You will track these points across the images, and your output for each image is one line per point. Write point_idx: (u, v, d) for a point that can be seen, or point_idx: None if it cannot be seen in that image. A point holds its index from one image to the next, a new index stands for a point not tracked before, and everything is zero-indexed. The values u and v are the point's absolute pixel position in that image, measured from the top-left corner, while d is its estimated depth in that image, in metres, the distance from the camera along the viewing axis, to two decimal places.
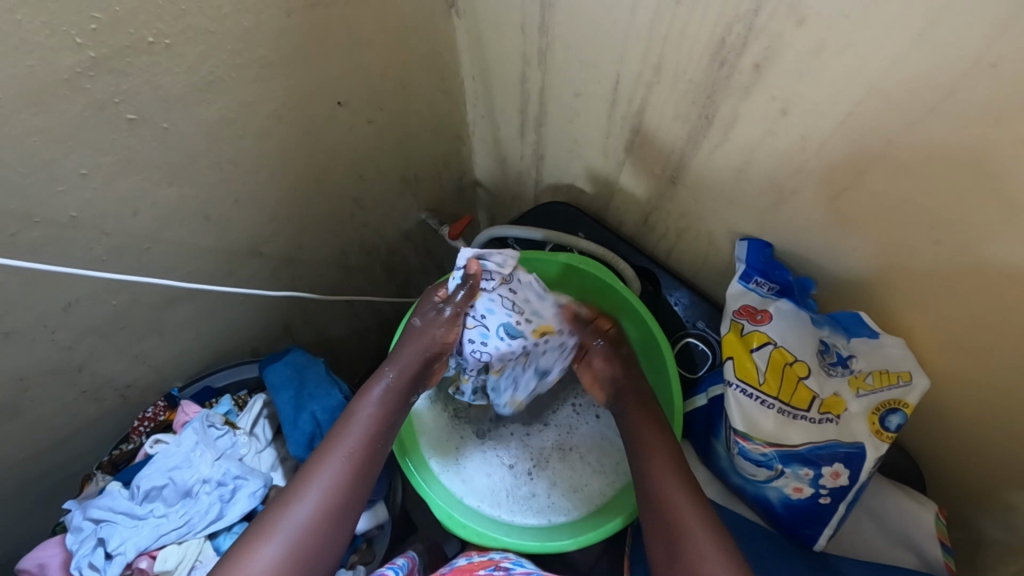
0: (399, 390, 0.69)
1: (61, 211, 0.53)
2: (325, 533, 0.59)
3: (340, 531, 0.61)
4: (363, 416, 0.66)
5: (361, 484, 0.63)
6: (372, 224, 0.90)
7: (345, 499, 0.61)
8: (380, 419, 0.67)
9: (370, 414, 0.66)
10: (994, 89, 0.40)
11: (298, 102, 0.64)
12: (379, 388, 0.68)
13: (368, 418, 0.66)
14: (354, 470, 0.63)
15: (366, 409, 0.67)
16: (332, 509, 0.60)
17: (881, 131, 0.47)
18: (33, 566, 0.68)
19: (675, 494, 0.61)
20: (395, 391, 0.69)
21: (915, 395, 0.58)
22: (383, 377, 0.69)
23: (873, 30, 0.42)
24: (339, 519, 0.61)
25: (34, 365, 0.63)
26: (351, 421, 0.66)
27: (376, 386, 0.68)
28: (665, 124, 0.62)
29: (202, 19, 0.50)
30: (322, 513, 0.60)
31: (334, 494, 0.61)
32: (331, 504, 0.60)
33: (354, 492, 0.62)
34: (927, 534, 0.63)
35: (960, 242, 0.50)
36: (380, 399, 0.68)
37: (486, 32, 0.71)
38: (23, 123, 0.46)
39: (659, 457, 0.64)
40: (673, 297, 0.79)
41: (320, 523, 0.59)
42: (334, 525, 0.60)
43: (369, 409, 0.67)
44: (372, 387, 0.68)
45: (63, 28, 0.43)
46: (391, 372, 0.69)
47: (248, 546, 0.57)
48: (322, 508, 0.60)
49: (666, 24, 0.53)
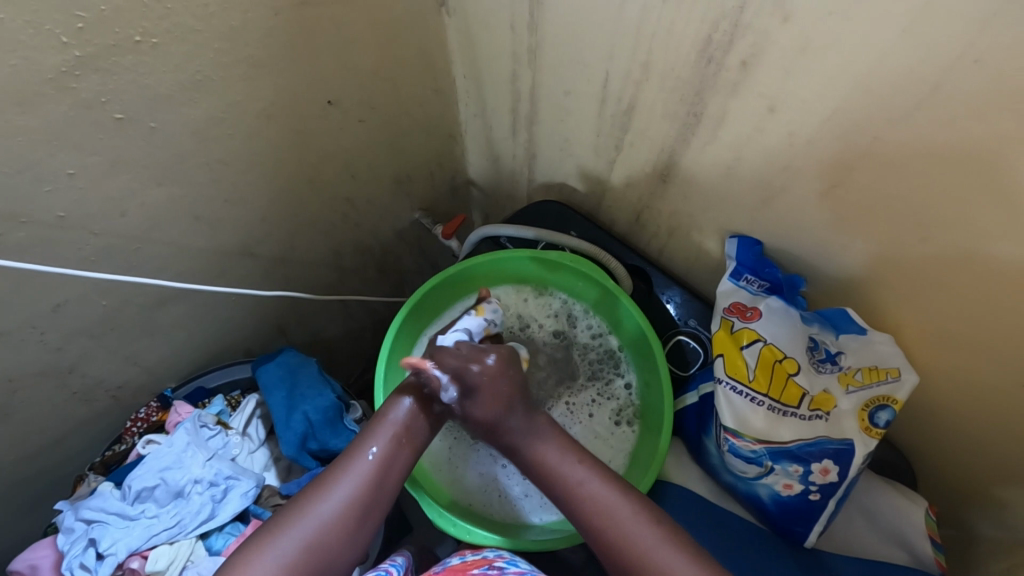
0: (432, 395, 0.68)
1: (49, 212, 0.53)
2: (346, 532, 0.59)
3: (360, 532, 0.60)
4: (394, 420, 0.65)
5: (385, 488, 0.62)
6: (365, 225, 0.90)
7: (369, 500, 0.60)
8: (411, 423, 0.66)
9: (402, 418, 0.65)
10: (977, 84, 0.40)
11: (287, 101, 0.64)
12: (410, 395, 0.67)
13: (399, 421, 0.65)
14: (379, 472, 0.62)
15: (399, 411, 0.65)
16: (356, 508, 0.59)
17: (867, 128, 0.48)
18: (25, 567, 0.68)
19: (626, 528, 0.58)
20: (427, 396, 0.67)
21: (903, 391, 0.59)
22: (413, 386, 0.68)
23: (857, 27, 0.42)
24: (360, 520, 0.60)
25: (24, 366, 0.63)
26: (383, 423, 0.65)
27: (408, 392, 0.67)
28: (654, 123, 0.62)
29: (188, 18, 0.50)
30: (346, 511, 0.59)
31: (361, 493, 0.60)
32: (355, 504, 0.60)
33: (378, 494, 0.61)
34: (917, 530, 0.64)
35: (948, 238, 0.50)
36: (413, 403, 0.67)
37: (477, 31, 0.71)
38: (9, 123, 0.46)
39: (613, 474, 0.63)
40: (664, 295, 0.79)
41: (343, 520, 0.59)
42: (356, 524, 0.59)
43: (400, 415, 0.66)
44: (404, 392, 0.67)
45: (47, 27, 0.43)
46: (427, 378, 0.68)
47: (269, 536, 0.56)
48: (347, 506, 0.59)
49: (654, 22, 0.53)
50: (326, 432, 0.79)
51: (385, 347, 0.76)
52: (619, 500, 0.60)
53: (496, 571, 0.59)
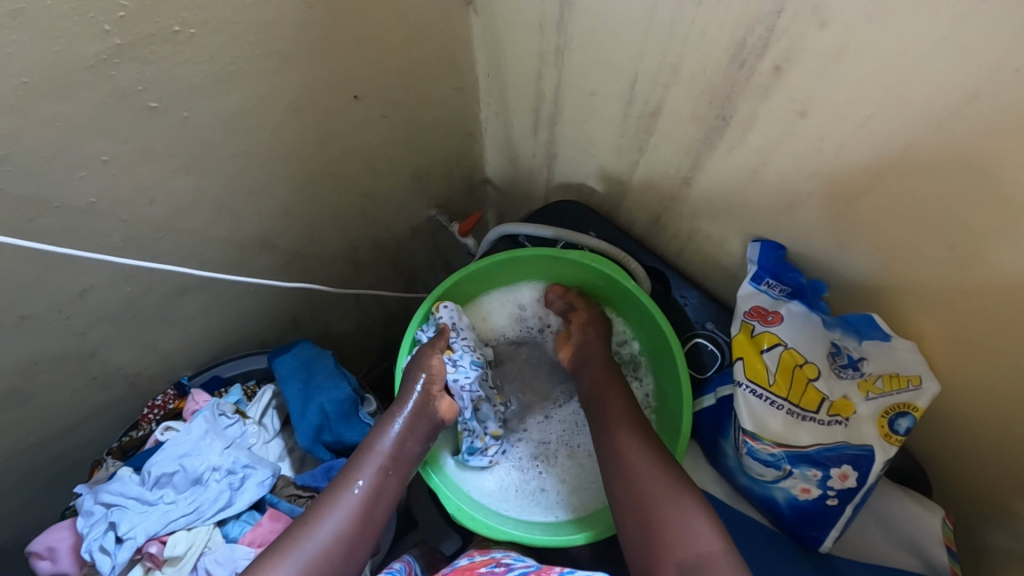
0: (414, 425, 0.70)
1: (80, 197, 0.54)
2: (336, 563, 0.58)
3: (351, 561, 0.59)
4: (380, 449, 0.67)
5: (375, 517, 0.62)
6: (383, 220, 0.91)
7: (359, 530, 0.61)
8: (397, 452, 0.67)
9: (388, 448, 0.67)
10: (1015, 93, 0.40)
11: (315, 95, 0.65)
12: (396, 425, 0.69)
13: (386, 450, 0.67)
14: (368, 501, 0.63)
15: (383, 441, 0.67)
16: (346, 538, 0.60)
17: (897, 136, 0.48)
18: (43, 549, 0.69)
19: (674, 508, 0.58)
20: (412, 425, 0.69)
21: (924, 399, 0.58)
22: (399, 413, 0.70)
23: (894, 34, 0.42)
24: (350, 550, 0.60)
25: (48, 350, 0.64)
26: (370, 453, 0.66)
27: (394, 423, 0.69)
28: (681, 125, 0.63)
29: (226, 10, 0.51)
30: (335, 543, 0.59)
31: (351, 522, 0.61)
32: (344, 535, 0.60)
33: (368, 524, 0.62)
34: (932, 538, 0.63)
35: (975, 247, 0.50)
36: (399, 433, 0.68)
37: (503, 30, 0.71)
38: (47, 108, 0.47)
39: (641, 467, 0.62)
40: (683, 296, 0.79)
41: (333, 551, 0.58)
42: (347, 554, 0.59)
43: (386, 445, 0.67)
44: (390, 422, 0.69)
45: (91, 16, 0.44)
46: (410, 408, 0.70)
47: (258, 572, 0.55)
48: (337, 536, 0.59)
49: (686, 24, 0.53)
50: (340, 424, 0.80)
51: (406, 342, 0.78)
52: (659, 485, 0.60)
53: (503, 568, 0.59)
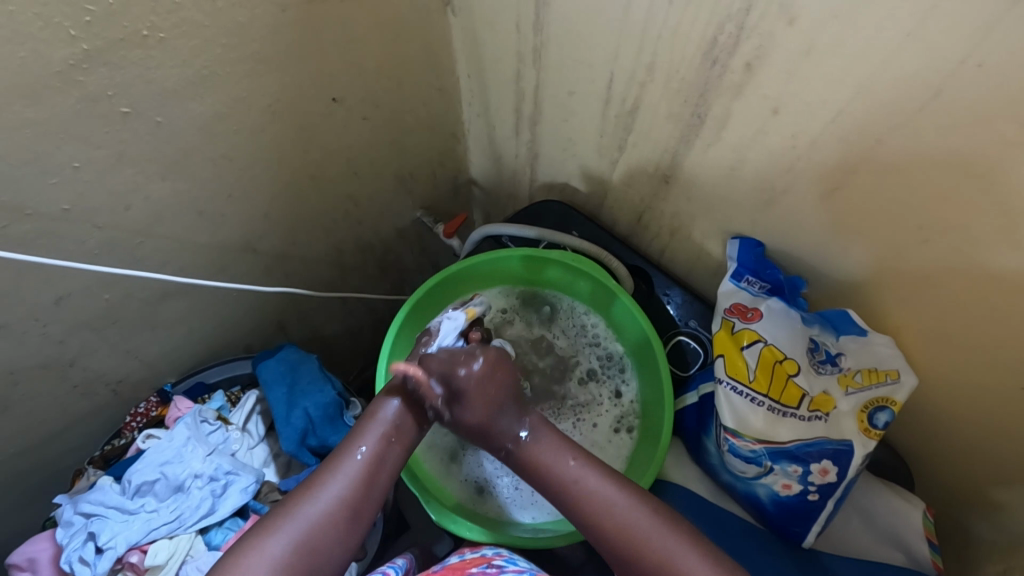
0: (418, 395, 0.67)
1: (54, 204, 0.53)
2: (335, 532, 0.58)
3: (353, 529, 0.60)
4: (382, 417, 0.65)
5: (376, 485, 0.62)
6: (366, 221, 0.90)
7: (360, 497, 0.60)
8: (399, 420, 0.65)
9: (392, 415, 0.65)
10: (981, 87, 0.40)
11: (292, 99, 0.64)
12: (399, 393, 0.66)
13: (389, 418, 0.65)
14: (369, 470, 0.62)
15: (387, 409, 0.65)
16: (348, 506, 0.60)
17: (868, 131, 0.48)
18: (24, 561, 0.68)
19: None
20: (416, 394, 0.67)
21: (902, 393, 0.59)
22: (406, 378, 0.67)
23: (861, 30, 0.42)
24: (350, 520, 0.59)
25: (25, 359, 0.63)
26: (373, 420, 0.65)
27: (397, 391, 0.66)
28: (658, 123, 0.63)
29: (196, 13, 0.50)
30: (334, 512, 0.59)
31: (350, 492, 0.60)
32: (343, 505, 0.59)
33: (368, 492, 0.61)
34: (914, 531, 0.64)
35: (950, 241, 0.50)
36: (402, 401, 0.66)
37: (481, 32, 0.71)
38: (16, 114, 0.46)
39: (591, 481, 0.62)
40: (665, 296, 0.79)
41: (333, 519, 0.58)
42: (348, 521, 0.59)
43: (389, 413, 0.65)
44: (393, 391, 0.66)
45: (57, 20, 0.43)
46: (414, 376, 0.67)
47: (259, 537, 0.56)
48: (337, 504, 0.59)
49: (659, 25, 0.53)
50: (326, 428, 0.79)
51: (386, 345, 0.76)
52: (627, 505, 0.60)
53: (495, 569, 0.58)
